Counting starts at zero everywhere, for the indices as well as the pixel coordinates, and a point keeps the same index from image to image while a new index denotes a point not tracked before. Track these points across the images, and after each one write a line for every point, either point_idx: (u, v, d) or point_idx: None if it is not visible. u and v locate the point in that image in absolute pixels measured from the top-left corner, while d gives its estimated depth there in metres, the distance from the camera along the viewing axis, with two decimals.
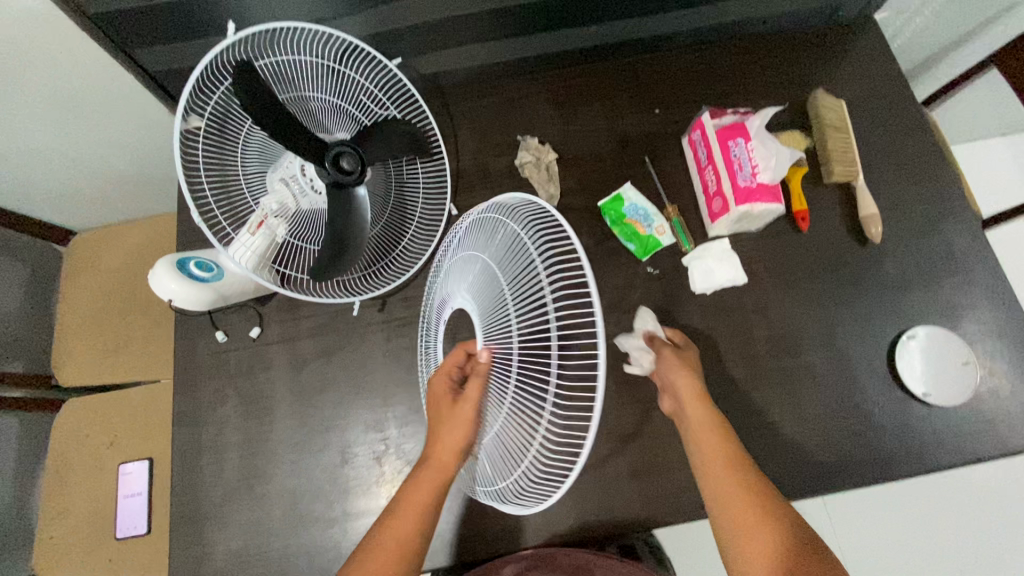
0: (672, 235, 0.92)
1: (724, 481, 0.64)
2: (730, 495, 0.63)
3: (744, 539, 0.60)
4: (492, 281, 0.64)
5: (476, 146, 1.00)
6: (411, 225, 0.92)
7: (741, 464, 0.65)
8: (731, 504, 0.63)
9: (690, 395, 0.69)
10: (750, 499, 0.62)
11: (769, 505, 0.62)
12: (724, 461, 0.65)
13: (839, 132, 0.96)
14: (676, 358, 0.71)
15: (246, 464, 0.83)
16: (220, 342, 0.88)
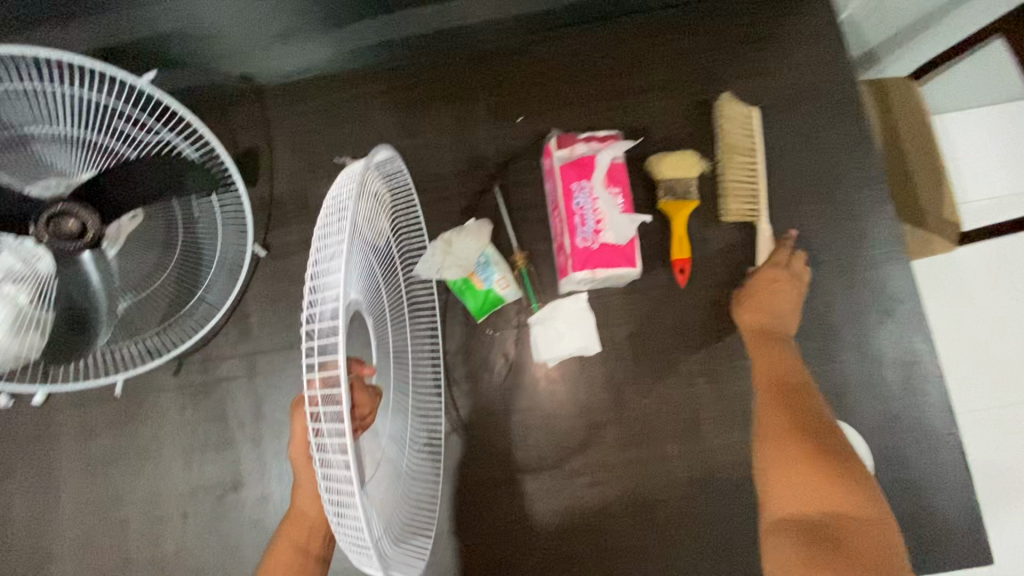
0: (517, 288, 0.76)
1: (787, 413, 0.57)
2: (782, 430, 0.55)
3: (782, 477, 0.52)
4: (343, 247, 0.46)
5: (297, 166, 0.82)
6: (207, 272, 0.77)
7: (811, 398, 0.59)
8: (779, 433, 0.55)
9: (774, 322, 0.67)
10: (794, 435, 0.54)
11: (806, 436, 0.54)
12: (785, 396, 0.59)
13: (743, 153, 0.74)
14: (767, 279, 0.69)
15: (32, 542, 0.77)
16: (4, 407, 0.79)
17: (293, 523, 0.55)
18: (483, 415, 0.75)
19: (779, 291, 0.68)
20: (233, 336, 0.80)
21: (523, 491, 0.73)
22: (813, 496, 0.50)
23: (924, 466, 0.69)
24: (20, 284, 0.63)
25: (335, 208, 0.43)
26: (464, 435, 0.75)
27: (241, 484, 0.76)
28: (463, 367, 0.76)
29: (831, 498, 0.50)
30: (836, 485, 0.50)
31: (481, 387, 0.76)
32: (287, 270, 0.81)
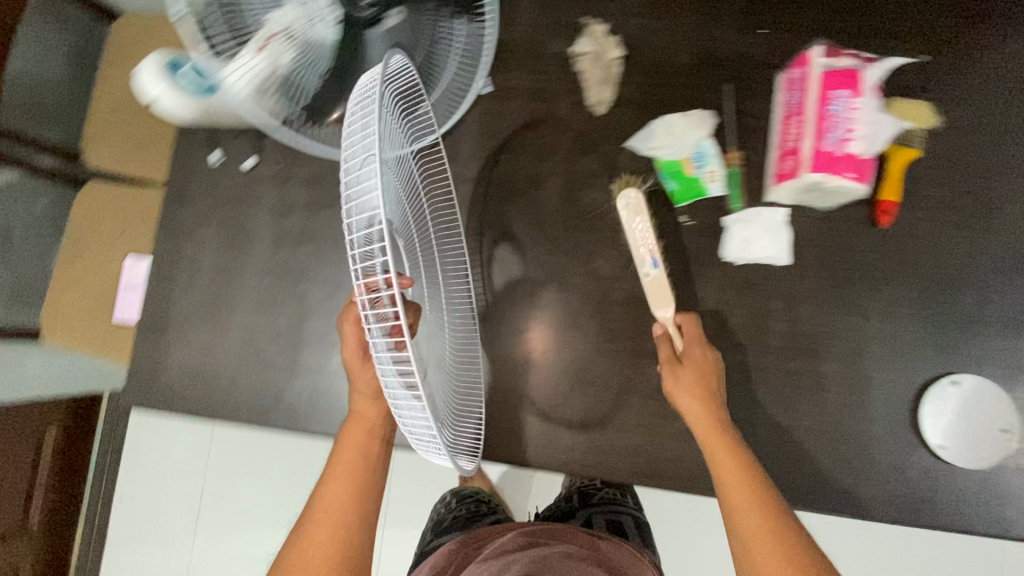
0: (723, 186, 0.77)
1: (739, 493, 0.62)
2: (754, 524, 0.60)
3: (758, 555, 0.58)
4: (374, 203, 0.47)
5: (535, 15, 0.82)
6: (433, 92, 0.79)
7: (733, 441, 0.65)
8: (752, 525, 0.60)
9: (704, 429, 0.66)
10: (774, 537, 0.59)
11: (778, 536, 0.59)
12: (733, 457, 0.64)
13: None
14: (674, 373, 0.69)
15: (216, 289, 0.84)
16: (215, 165, 0.85)
17: (352, 424, 0.64)
18: (656, 295, 0.78)
19: (697, 379, 0.68)
20: None
21: None
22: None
23: None
24: (291, 42, 0.66)
25: (361, 137, 0.45)
26: (633, 308, 0.78)
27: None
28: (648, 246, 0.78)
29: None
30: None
31: (662, 269, 0.78)
32: (500, 110, 0.82)
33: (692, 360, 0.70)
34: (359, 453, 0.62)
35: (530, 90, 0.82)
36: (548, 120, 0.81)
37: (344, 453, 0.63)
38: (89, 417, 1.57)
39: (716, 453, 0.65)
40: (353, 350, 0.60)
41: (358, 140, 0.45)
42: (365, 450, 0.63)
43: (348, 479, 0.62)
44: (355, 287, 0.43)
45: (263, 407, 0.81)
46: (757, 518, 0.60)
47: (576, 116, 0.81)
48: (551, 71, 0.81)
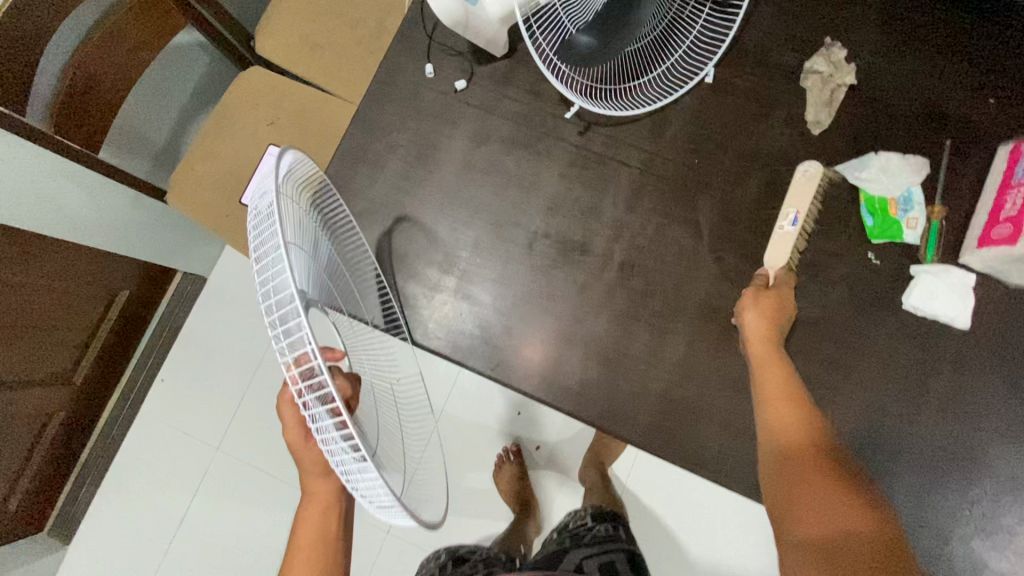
0: (919, 236, 0.78)
1: (790, 412, 0.69)
2: (802, 433, 0.68)
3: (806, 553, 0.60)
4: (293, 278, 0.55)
5: (771, 24, 0.84)
6: (663, 64, 0.81)
7: (789, 372, 0.72)
8: (784, 424, 0.68)
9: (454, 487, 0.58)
10: (830, 472, 0.65)
11: (831, 472, 0.65)
12: (795, 408, 0.69)
13: None
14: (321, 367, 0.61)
15: (392, 194, 0.84)
16: (427, 76, 0.86)
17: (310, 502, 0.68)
18: (826, 322, 0.78)
19: (785, 370, 0.72)
20: (642, 130, 0.83)
21: (826, 402, 0.77)
22: (839, 520, 0.60)
23: None
24: None
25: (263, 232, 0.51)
26: (801, 328, 0.78)
27: (588, 252, 0.81)
28: (830, 272, 0.78)
29: (849, 510, 0.61)
30: (859, 514, 0.61)
31: (840, 299, 0.78)
32: (716, 103, 0.83)
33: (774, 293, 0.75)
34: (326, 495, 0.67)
35: (751, 93, 0.83)
36: (761, 127, 0.82)
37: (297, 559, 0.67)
38: (158, 292, 1.57)
39: (761, 374, 0.72)
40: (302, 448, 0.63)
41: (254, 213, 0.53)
42: (324, 536, 0.67)
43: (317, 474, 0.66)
44: (285, 368, 0.49)
45: (410, 321, 0.81)
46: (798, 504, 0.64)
47: (789, 130, 0.82)
48: (777, 81, 0.83)
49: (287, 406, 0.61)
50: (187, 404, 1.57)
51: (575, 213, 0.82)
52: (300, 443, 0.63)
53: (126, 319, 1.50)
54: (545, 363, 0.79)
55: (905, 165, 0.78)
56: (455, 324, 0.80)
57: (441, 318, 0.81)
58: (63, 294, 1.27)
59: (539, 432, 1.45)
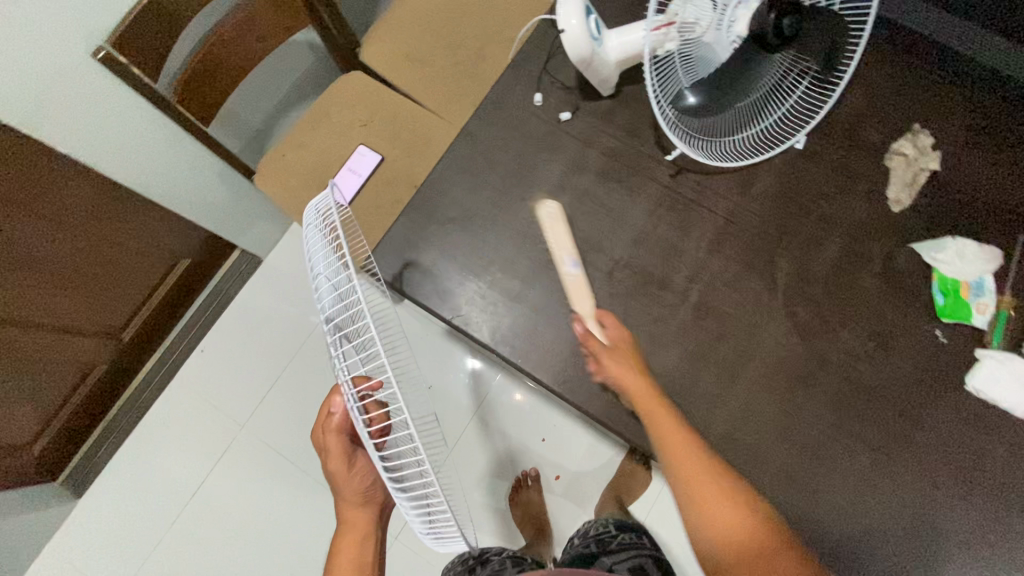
0: (987, 321, 0.81)
1: (697, 477, 0.69)
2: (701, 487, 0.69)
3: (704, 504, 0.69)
4: None
5: (862, 105, 0.90)
6: (756, 126, 0.87)
7: (668, 409, 0.74)
8: (707, 496, 0.69)
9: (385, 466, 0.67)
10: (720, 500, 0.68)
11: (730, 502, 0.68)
12: (681, 445, 0.71)
13: None
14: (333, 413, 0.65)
15: (487, 205, 0.89)
16: (534, 104, 0.92)
17: (345, 530, 0.71)
18: (889, 390, 0.80)
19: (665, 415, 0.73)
20: (729, 183, 0.88)
21: (882, 470, 0.78)
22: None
23: None
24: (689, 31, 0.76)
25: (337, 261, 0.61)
26: (862, 392, 0.80)
27: (664, 287, 0.85)
28: (900, 343, 0.81)
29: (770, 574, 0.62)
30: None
31: (902, 370, 0.80)
32: (802, 168, 0.88)
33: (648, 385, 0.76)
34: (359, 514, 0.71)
35: (835, 164, 0.88)
36: (842, 196, 0.87)
37: None
38: (213, 265, 1.62)
39: (653, 427, 0.73)
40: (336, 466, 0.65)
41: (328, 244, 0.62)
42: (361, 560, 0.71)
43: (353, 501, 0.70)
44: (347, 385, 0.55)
45: (486, 326, 0.85)
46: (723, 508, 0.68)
47: (869, 203, 0.86)
48: (862, 157, 0.88)
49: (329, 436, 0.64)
50: (216, 379, 1.59)
51: (656, 250, 0.86)
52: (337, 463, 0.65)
53: (180, 287, 1.55)
54: (610, 387, 0.82)
55: (979, 253, 0.82)
56: (529, 336, 0.84)
57: (516, 328, 0.85)
58: (131, 249, 1.32)
59: (561, 460, 1.46)
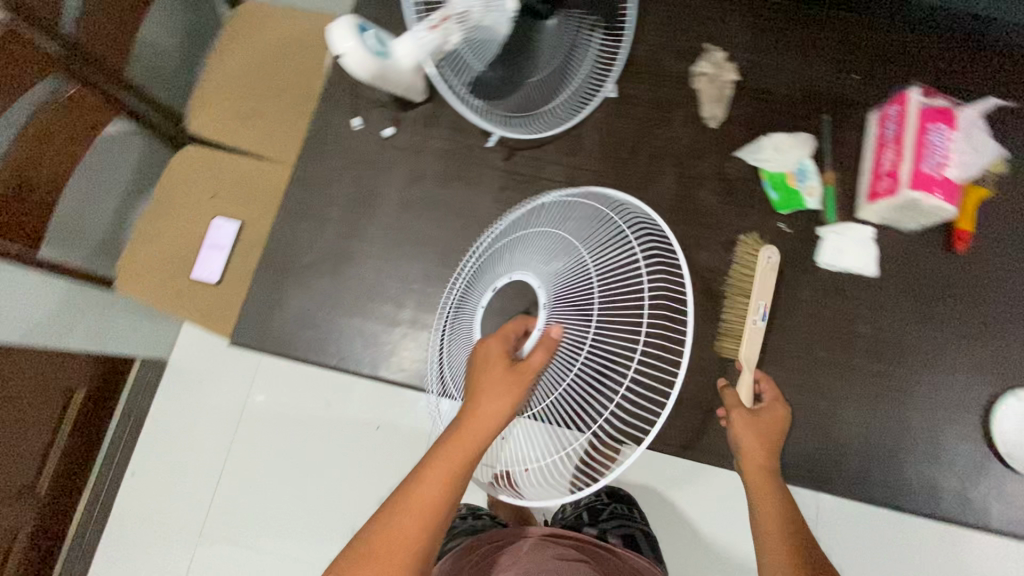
0: (818, 201, 0.87)
1: (766, 494, 0.73)
2: (769, 510, 0.73)
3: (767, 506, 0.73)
4: (569, 253, 0.73)
5: (658, 39, 0.94)
6: (567, 88, 0.90)
7: (778, 427, 0.75)
8: (761, 485, 0.73)
9: (494, 414, 0.60)
10: (778, 521, 0.72)
11: (788, 520, 0.72)
12: (759, 470, 0.74)
13: None
14: (500, 374, 0.62)
15: (339, 241, 0.88)
16: (355, 129, 0.91)
17: (402, 513, 0.60)
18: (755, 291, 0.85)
19: (763, 436, 0.74)
20: (561, 148, 0.91)
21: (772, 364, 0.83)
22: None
23: None
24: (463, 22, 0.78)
25: (569, 282, 0.71)
26: (734, 300, 0.85)
27: None
28: (748, 246, 0.86)
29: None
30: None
31: None
32: (622, 114, 0.92)
33: (767, 415, 0.75)
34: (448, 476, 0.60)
35: (650, 100, 0.92)
36: (665, 128, 0.91)
37: (399, 520, 0.60)
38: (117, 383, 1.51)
39: (739, 440, 0.74)
40: (483, 395, 0.61)
41: (537, 252, 0.74)
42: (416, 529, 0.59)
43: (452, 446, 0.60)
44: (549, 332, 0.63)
45: (371, 358, 0.83)
46: (777, 506, 0.73)
47: (690, 127, 0.91)
48: (672, 87, 0.92)
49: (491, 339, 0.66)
50: (159, 496, 1.50)
51: None
52: (491, 407, 0.61)
53: (85, 417, 1.44)
54: None
55: (794, 142, 0.88)
56: (418, 353, 0.84)
57: (404, 349, 0.84)
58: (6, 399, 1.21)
59: None
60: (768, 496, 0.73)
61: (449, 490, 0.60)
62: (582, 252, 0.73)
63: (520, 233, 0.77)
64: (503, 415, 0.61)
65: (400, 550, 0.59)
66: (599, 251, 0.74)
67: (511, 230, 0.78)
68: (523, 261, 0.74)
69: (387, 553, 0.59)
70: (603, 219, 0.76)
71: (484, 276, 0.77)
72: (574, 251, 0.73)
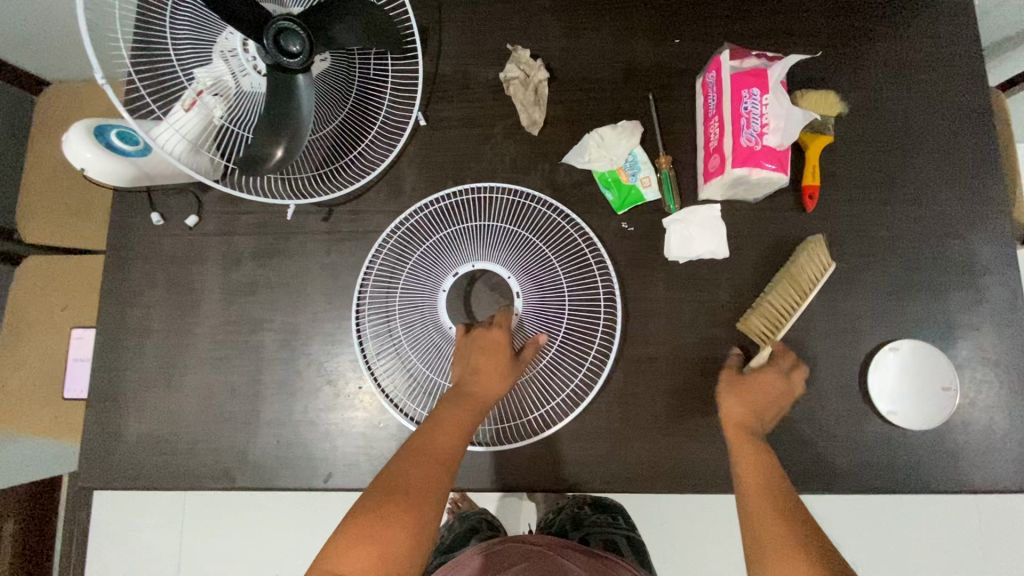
0: (657, 190, 0.81)
1: (752, 472, 0.64)
2: (754, 485, 0.63)
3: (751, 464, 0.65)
4: (531, 244, 0.79)
5: (462, 49, 0.86)
6: (371, 129, 0.82)
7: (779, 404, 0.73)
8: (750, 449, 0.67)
9: (493, 374, 0.68)
10: (767, 498, 0.60)
11: (778, 499, 0.60)
12: (748, 448, 0.67)
13: None
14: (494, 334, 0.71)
15: (166, 351, 0.81)
16: (156, 225, 0.83)
17: (415, 463, 0.60)
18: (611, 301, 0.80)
19: (749, 391, 0.72)
20: (380, 194, 0.84)
21: (640, 374, 0.78)
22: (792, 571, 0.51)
23: (995, 404, 0.77)
24: (219, 99, 0.71)
25: (537, 267, 0.78)
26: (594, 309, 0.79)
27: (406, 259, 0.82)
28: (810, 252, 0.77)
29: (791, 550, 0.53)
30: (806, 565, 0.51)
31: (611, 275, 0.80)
32: (438, 142, 0.85)
33: (755, 378, 0.73)
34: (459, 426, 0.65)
35: (465, 119, 0.85)
36: (486, 147, 0.84)
37: (406, 473, 0.59)
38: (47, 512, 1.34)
39: (722, 406, 0.73)
40: (486, 364, 0.69)
41: (486, 236, 0.80)
42: (429, 478, 0.59)
43: (462, 403, 0.67)
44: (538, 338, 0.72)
45: (226, 469, 0.78)
46: (763, 467, 0.65)
47: (512, 139, 0.84)
48: (485, 98, 0.85)
49: (495, 324, 0.71)
50: None
51: (347, 299, 0.82)
52: (494, 376, 0.68)
53: None
54: (373, 451, 0.78)
55: (620, 132, 0.81)
56: (275, 452, 0.78)
57: (260, 450, 0.78)
58: None
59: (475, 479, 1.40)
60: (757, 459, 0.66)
61: (464, 434, 0.64)
62: (538, 241, 0.80)
63: (455, 222, 0.81)
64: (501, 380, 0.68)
65: (418, 492, 0.58)
66: (551, 240, 0.80)
67: (436, 221, 0.82)
68: (469, 247, 0.79)
69: (407, 498, 0.57)
70: (530, 207, 0.82)
71: (428, 266, 0.80)
72: (520, 237, 0.80)
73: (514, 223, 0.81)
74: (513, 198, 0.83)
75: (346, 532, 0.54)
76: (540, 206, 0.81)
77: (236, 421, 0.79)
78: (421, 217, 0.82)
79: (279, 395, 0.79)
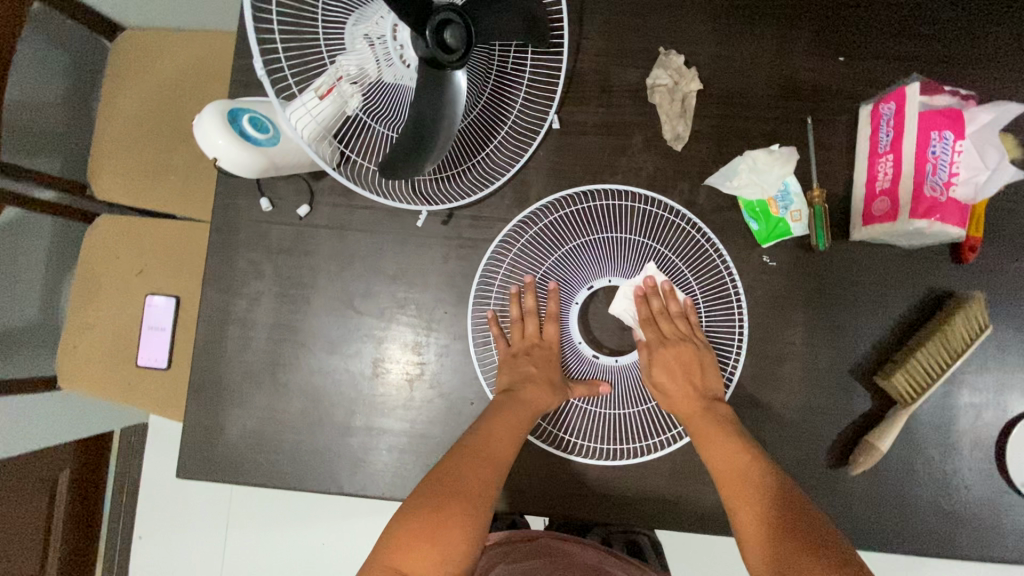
0: (807, 226, 0.75)
1: (722, 457, 0.65)
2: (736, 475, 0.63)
3: (738, 496, 0.61)
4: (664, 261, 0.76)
5: (603, 46, 0.79)
6: (503, 129, 0.76)
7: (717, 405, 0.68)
8: (732, 480, 0.63)
9: (539, 389, 0.70)
10: (750, 491, 0.61)
11: (766, 495, 0.60)
12: (706, 428, 0.67)
13: None
14: (536, 342, 0.73)
15: (271, 346, 0.77)
16: (265, 211, 0.78)
17: (441, 482, 0.61)
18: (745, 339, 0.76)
19: (669, 374, 0.70)
20: (505, 200, 0.78)
21: (768, 418, 0.75)
22: None
23: None
24: (356, 87, 0.64)
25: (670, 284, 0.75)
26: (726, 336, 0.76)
27: (525, 258, 0.77)
28: (971, 313, 0.71)
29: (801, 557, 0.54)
30: None
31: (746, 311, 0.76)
32: (571, 148, 0.78)
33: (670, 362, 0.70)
34: (507, 426, 0.67)
35: (602, 125, 0.78)
36: (622, 159, 0.78)
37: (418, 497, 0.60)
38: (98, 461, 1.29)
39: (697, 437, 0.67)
40: (537, 374, 0.71)
41: (620, 253, 0.76)
42: (477, 487, 0.61)
43: (513, 408, 0.68)
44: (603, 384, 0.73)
45: (332, 474, 0.75)
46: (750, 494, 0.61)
47: (651, 153, 0.78)
48: (626, 105, 0.78)
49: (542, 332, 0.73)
50: None
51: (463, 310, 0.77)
52: (544, 385, 0.70)
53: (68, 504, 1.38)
54: None
55: (770, 159, 0.75)
56: (381, 463, 0.75)
57: (365, 459, 0.75)
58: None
59: None
60: (740, 485, 0.62)
61: (513, 437, 0.66)
62: (671, 256, 0.76)
63: (589, 232, 0.77)
64: (547, 391, 0.70)
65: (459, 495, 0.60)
66: (683, 255, 0.76)
67: (567, 228, 0.77)
68: (601, 260, 0.76)
69: (446, 504, 0.59)
70: (664, 219, 0.76)
71: (561, 276, 0.76)
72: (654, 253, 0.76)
73: (647, 235, 0.76)
74: (646, 206, 0.76)
75: (397, 545, 0.57)
76: (680, 220, 0.76)
77: (343, 427, 0.76)
78: (549, 221, 0.77)
79: (387, 405, 0.76)
